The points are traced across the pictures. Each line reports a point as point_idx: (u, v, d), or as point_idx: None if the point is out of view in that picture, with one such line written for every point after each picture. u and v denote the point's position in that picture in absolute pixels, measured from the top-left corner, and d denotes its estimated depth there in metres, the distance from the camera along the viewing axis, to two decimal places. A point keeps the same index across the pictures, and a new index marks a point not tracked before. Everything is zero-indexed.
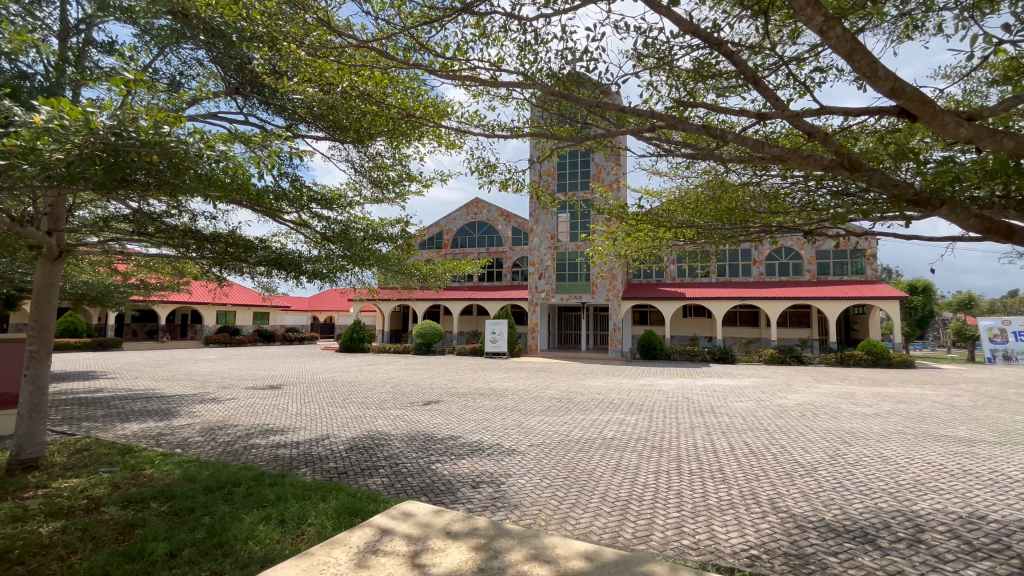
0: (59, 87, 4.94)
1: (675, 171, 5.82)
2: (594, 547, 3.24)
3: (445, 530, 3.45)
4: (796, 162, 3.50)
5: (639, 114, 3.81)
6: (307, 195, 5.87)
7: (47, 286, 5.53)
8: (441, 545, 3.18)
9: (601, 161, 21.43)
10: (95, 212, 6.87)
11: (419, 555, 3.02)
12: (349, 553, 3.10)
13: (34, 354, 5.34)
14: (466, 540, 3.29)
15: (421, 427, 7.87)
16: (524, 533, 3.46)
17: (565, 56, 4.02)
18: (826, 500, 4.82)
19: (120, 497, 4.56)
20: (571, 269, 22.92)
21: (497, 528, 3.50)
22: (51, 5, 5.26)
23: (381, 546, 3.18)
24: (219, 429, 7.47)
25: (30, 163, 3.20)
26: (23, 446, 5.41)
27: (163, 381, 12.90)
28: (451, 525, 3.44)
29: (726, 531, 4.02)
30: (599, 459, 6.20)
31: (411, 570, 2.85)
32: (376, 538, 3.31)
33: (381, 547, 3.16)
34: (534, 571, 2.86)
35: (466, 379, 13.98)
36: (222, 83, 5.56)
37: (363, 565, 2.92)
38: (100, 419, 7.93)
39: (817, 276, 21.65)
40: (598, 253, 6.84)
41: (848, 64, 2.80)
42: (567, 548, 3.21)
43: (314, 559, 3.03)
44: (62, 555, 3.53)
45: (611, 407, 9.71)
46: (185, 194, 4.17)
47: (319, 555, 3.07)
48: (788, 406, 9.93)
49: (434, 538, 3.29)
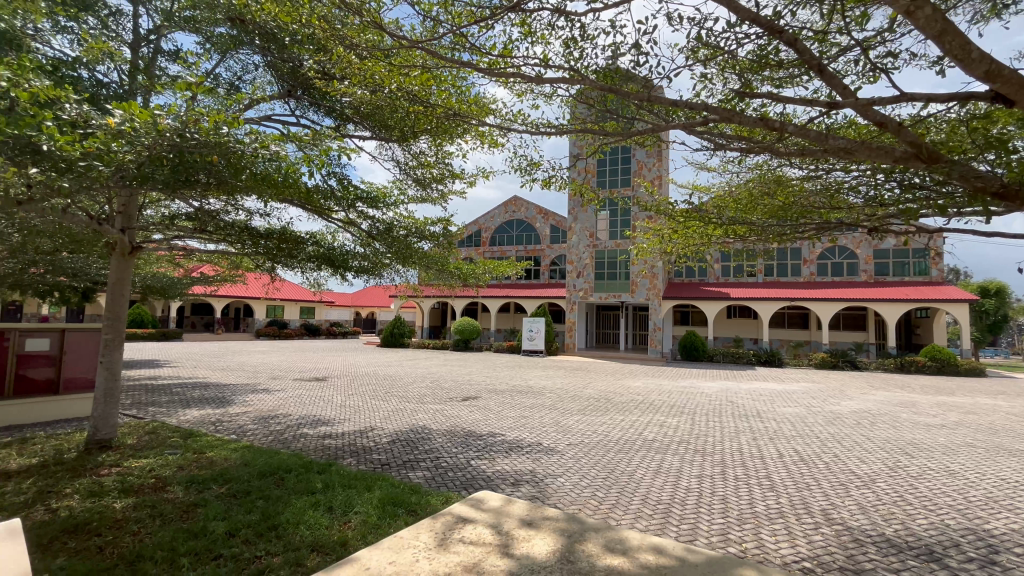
0: (131, 93, 5.38)
1: (724, 167, 5.59)
2: (672, 545, 3.07)
3: (523, 521, 3.39)
4: (864, 154, 3.34)
5: (692, 108, 3.67)
6: (354, 193, 6.10)
7: (120, 280, 5.97)
8: (525, 535, 3.09)
9: (642, 157, 21.08)
10: (161, 211, 7.41)
11: (505, 546, 2.95)
12: (435, 538, 3.05)
13: (108, 343, 5.77)
14: (549, 531, 3.18)
15: (460, 422, 7.97)
16: (601, 527, 3.37)
17: (611, 50, 3.91)
18: (886, 513, 4.55)
19: (184, 478, 4.87)
20: (610, 268, 22.58)
21: (570, 522, 3.41)
22: (124, 17, 5.70)
23: (462, 533, 3.12)
24: (271, 418, 7.84)
25: (106, 163, 3.50)
26: (99, 427, 5.88)
27: (219, 371, 13.68)
28: (532, 517, 3.38)
29: (776, 541, 3.86)
30: (640, 460, 6.10)
31: (502, 558, 2.79)
32: (456, 526, 3.27)
33: (462, 535, 3.11)
34: (622, 566, 2.74)
35: (503, 376, 14.07)
36: (277, 86, 5.94)
37: (450, 550, 2.88)
38: (163, 405, 8.49)
39: (873, 277, 20.44)
40: (642, 251, 6.69)
41: (937, 47, 2.60)
42: (648, 545, 3.08)
43: (403, 542, 3.01)
44: (133, 530, 3.80)
45: (651, 409, 9.51)
46: (241, 191, 4.44)
47: (408, 539, 3.06)
48: (842, 413, 9.41)
49: (515, 529, 3.22)
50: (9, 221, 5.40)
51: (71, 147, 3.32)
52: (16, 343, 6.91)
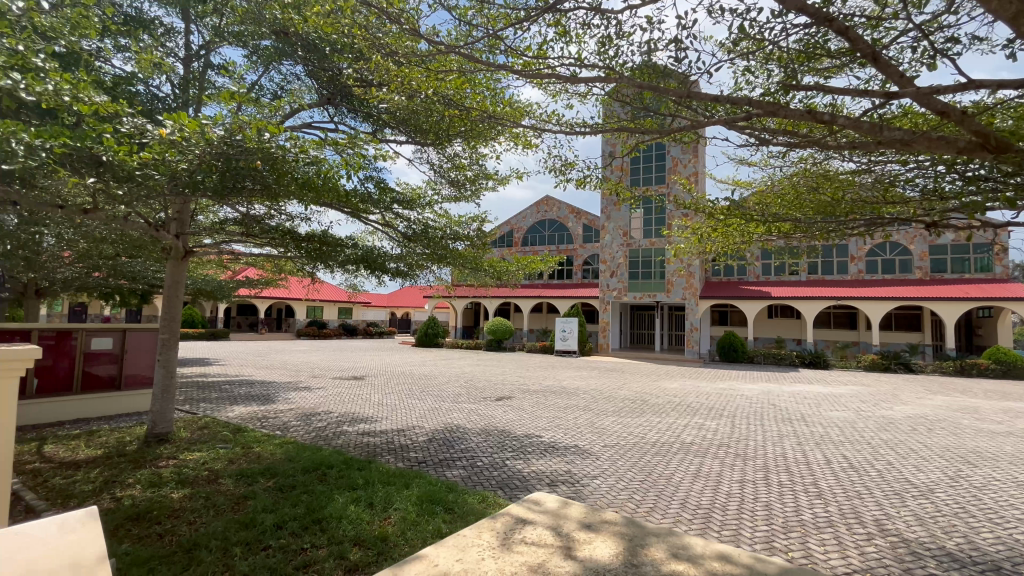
0: (183, 106, 5.69)
1: (765, 161, 5.40)
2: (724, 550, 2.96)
3: (584, 522, 3.03)
4: (922, 146, 3.15)
5: (734, 102, 3.55)
6: (390, 195, 6.27)
7: (175, 284, 6.33)
8: (585, 538, 2.73)
9: (678, 153, 20.65)
10: (210, 217, 7.80)
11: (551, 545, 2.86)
12: (497, 537, 2.74)
13: (165, 342, 6.12)
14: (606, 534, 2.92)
15: (495, 422, 8.02)
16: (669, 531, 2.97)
17: (647, 46, 3.83)
18: (946, 526, 4.28)
19: (234, 471, 5.11)
20: (644, 267, 22.21)
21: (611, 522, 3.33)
22: (177, 34, 6.04)
23: (524, 533, 2.81)
24: (313, 415, 8.13)
25: (159, 172, 3.76)
26: (157, 421, 6.23)
27: (263, 369, 14.29)
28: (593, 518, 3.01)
29: (825, 551, 3.70)
30: (678, 463, 5.98)
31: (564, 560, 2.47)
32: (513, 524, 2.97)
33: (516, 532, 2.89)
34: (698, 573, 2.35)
35: (536, 376, 14.06)
36: (316, 94, 6.16)
37: (513, 549, 2.58)
38: (214, 401, 8.94)
39: (929, 274, 19.28)
40: (679, 251, 6.54)
41: (1010, 30, 2.43)
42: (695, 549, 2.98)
43: (466, 540, 2.71)
44: (190, 519, 4.02)
45: (688, 411, 9.29)
46: (285, 196, 4.63)
47: (470, 537, 2.75)
48: (895, 418, 8.90)
49: (574, 531, 2.88)
50: (75, 229, 5.85)
51: (129, 158, 3.60)
52: (83, 342, 7.43)
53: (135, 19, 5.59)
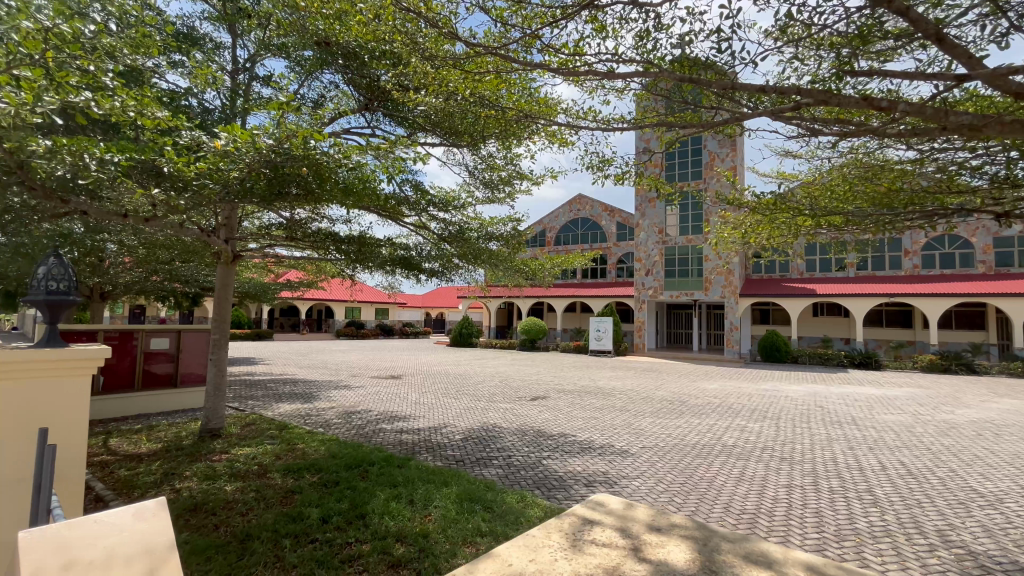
0: (231, 117, 5.98)
1: (812, 152, 5.16)
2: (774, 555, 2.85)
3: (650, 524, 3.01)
4: (989, 131, 2.94)
5: (780, 92, 3.41)
6: (426, 198, 6.37)
7: (224, 287, 6.65)
8: (656, 541, 2.72)
9: (715, 147, 20.10)
10: (255, 223, 8.14)
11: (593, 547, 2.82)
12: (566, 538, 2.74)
13: (217, 342, 6.43)
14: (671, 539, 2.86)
15: (530, 422, 8.01)
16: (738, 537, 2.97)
17: (684, 37, 3.74)
18: (1019, 539, 3.97)
19: (281, 466, 5.32)
20: (680, 265, 21.73)
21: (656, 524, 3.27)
22: (225, 49, 6.33)
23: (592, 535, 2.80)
24: (353, 413, 8.34)
25: (214, 181, 3.96)
26: (210, 417, 6.57)
27: (305, 368, 14.81)
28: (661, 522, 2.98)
29: (883, 562, 3.51)
30: (720, 466, 5.81)
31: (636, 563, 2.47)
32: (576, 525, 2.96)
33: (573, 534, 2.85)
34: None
35: (571, 376, 13.97)
36: (355, 101, 6.33)
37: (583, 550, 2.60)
38: (260, 398, 9.33)
39: (994, 268, 18.02)
40: (721, 247, 6.33)
41: None
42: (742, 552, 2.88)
43: (536, 540, 2.77)
44: (242, 511, 4.21)
45: (730, 412, 9.01)
46: (327, 201, 4.78)
47: (540, 538, 2.77)
48: (958, 423, 8.33)
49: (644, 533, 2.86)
50: (136, 237, 6.22)
51: (188, 168, 3.78)
52: (143, 342, 7.94)
53: (186, 37, 5.91)
